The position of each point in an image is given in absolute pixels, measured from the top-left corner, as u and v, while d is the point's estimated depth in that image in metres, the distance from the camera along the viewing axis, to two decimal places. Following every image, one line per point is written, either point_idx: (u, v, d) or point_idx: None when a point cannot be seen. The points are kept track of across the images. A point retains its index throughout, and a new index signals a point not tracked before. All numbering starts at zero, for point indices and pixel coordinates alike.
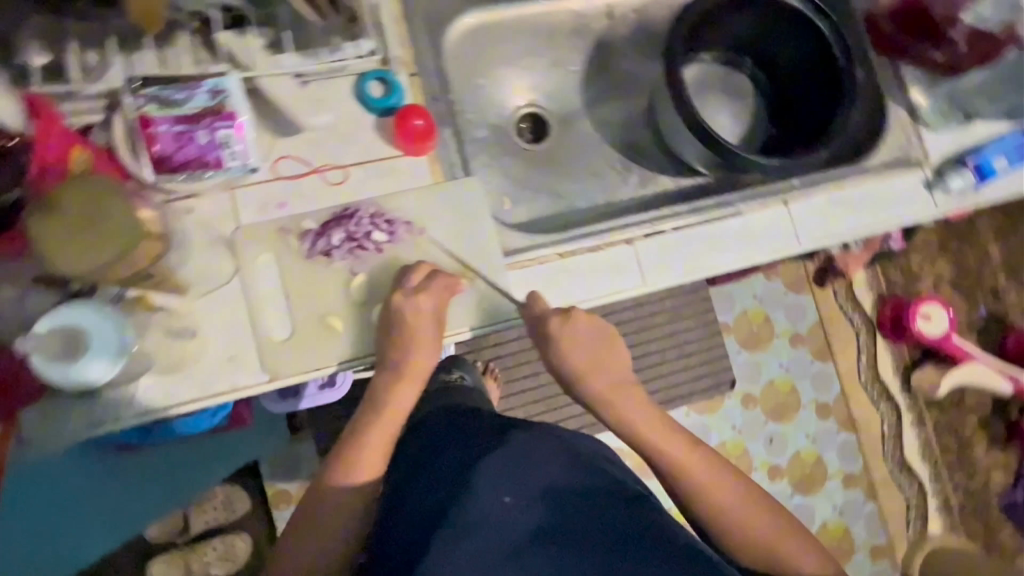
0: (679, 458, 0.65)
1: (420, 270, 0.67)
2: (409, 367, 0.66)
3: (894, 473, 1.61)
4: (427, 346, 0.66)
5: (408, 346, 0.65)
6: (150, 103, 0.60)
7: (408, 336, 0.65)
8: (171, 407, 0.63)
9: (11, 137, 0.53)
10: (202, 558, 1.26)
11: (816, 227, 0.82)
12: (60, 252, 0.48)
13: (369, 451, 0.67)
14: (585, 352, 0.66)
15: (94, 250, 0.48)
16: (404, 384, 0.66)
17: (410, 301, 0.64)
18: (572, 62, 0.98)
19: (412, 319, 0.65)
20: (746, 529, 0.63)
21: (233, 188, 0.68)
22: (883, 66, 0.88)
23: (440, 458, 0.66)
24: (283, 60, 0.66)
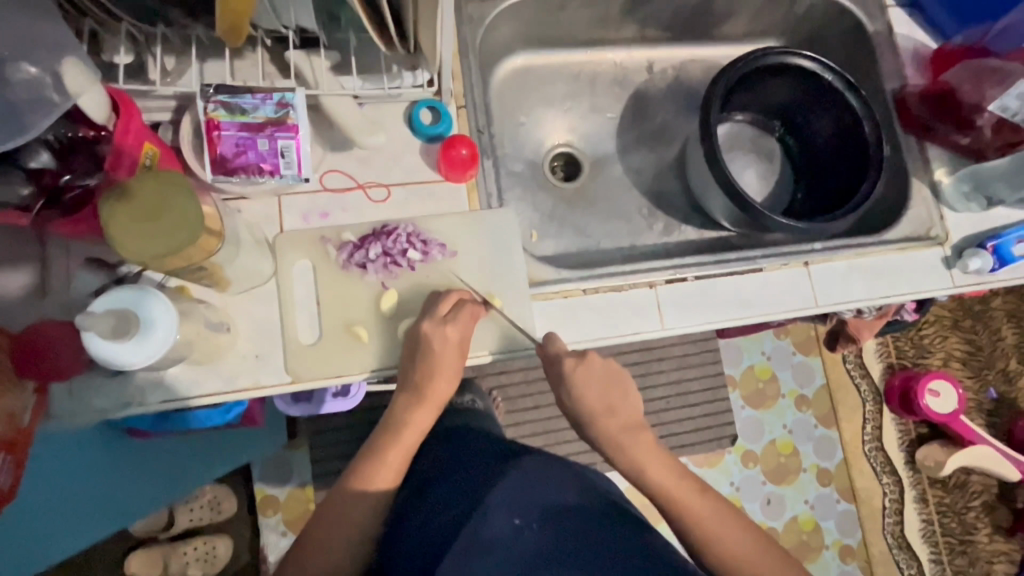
0: (685, 502, 0.65)
1: (451, 299, 0.69)
2: (430, 390, 0.67)
3: (894, 551, 1.57)
4: (450, 371, 0.67)
5: (428, 366, 0.66)
6: (220, 108, 0.64)
7: (432, 361, 0.66)
8: (193, 398, 0.65)
9: (98, 130, 0.56)
10: (181, 558, 1.26)
11: (836, 292, 0.84)
12: (132, 238, 0.49)
13: (383, 469, 0.67)
14: (598, 393, 0.68)
15: (165, 237, 0.50)
16: (422, 407, 0.67)
17: (439, 330, 0.66)
18: (611, 109, 1.03)
19: (439, 345, 0.66)
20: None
21: (281, 195, 0.72)
22: (909, 145, 0.91)
23: (447, 484, 0.68)
24: (347, 82, 0.70)
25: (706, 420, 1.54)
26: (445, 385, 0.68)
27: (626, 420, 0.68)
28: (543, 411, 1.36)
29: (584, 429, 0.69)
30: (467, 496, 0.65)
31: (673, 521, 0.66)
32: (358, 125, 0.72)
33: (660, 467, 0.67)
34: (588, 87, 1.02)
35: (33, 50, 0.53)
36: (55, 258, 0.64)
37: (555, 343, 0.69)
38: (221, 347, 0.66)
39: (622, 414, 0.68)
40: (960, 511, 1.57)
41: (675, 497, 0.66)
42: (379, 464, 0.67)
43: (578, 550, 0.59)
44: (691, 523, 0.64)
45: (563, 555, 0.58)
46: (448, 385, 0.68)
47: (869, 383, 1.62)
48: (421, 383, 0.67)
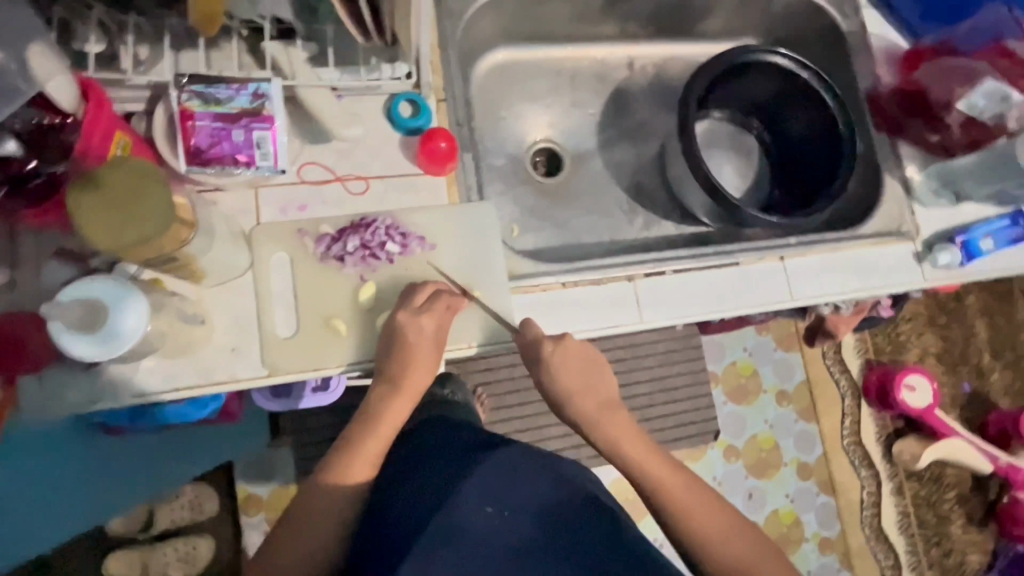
0: (660, 479, 0.66)
1: (427, 290, 0.69)
2: (406, 380, 0.67)
3: (872, 542, 1.60)
4: (426, 362, 0.67)
5: (405, 357, 0.67)
6: (194, 99, 0.63)
7: (408, 351, 0.67)
8: (167, 392, 0.65)
9: (65, 116, 0.55)
10: (162, 558, 1.24)
11: (810, 285, 0.85)
12: (102, 229, 0.49)
13: (358, 461, 0.67)
14: (574, 376, 0.68)
15: (135, 228, 0.49)
16: (398, 397, 0.67)
17: (415, 321, 0.66)
18: (592, 105, 1.04)
19: (415, 336, 0.67)
20: (728, 552, 0.62)
21: (258, 187, 0.71)
22: (882, 142, 0.93)
23: (424, 471, 0.69)
24: (323, 73, 0.70)
25: (688, 415, 1.56)
26: (422, 376, 0.68)
27: (601, 399, 0.69)
28: (527, 407, 1.36)
29: (561, 411, 0.70)
30: (444, 483, 0.66)
31: (649, 497, 0.66)
32: (336, 117, 0.71)
33: (637, 446, 0.68)
34: (569, 83, 1.03)
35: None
36: (23, 250, 0.63)
37: (531, 326, 0.70)
38: (195, 340, 0.65)
39: (598, 392, 0.69)
40: (935, 503, 1.62)
41: (652, 472, 0.66)
42: (356, 454, 0.67)
43: (551, 539, 0.61)
44: (664, 498, 0.65)
45: (536, 545, 0.61)
46: (424, 376, 0.68)
47: (847, 378, 1.65)
48: (398, 373, 0.67)
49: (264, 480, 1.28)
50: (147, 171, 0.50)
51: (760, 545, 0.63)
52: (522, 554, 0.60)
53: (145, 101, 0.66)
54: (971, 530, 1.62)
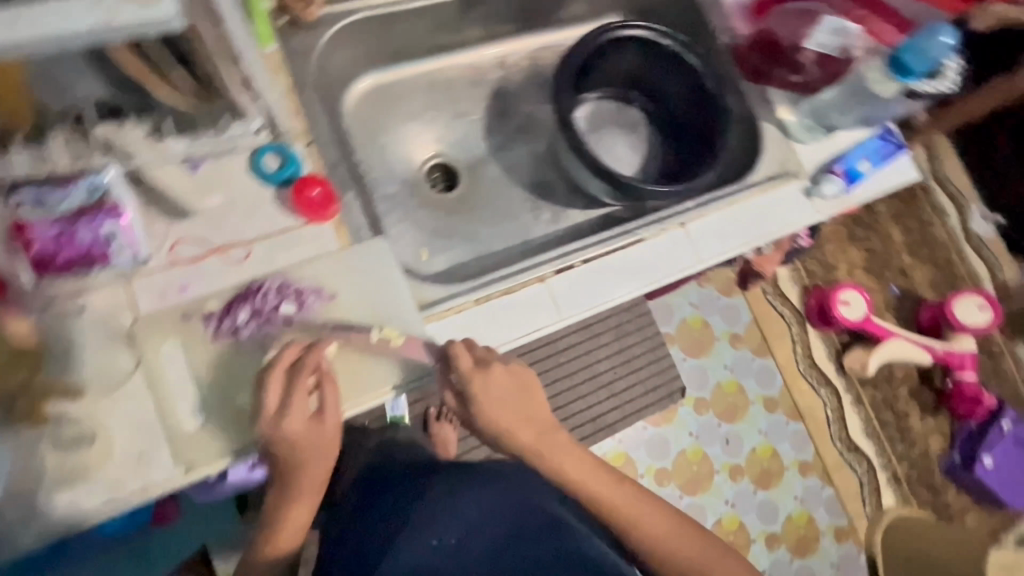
0: (601, 493, 0.69)
1: (290, 363, 0.63)
2: (305, 469, 0.66)
3: (846, 455, 1.69)
4: (323, 449, 0.65)
5: (302, 443, 0.63)
6: (27, 207, 0.60)
7: (295, 449, 0.63)
8: (76, 521, 0.60)
9: None
10: None
11: (716, 243, 0.88)
12: None
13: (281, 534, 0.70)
14: (504, 408, 0.68)
15: None
16: (304, 493, 0.68)
17: (287, 413, 0.62)
18: (474, 110, 1.02)
19: (291, 432, 0.62)
20: (671, 554, 0.68)
21: (129, 279, 0.67)
22: (752, 91, 0.96)
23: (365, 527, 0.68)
24: (170, 147, 0.66)
25: (649, 380, 1.59)
26: (320, 460, 0.66)
27: (540, 424, 0.70)
28: None
29: (500, 444, 0.70)
30: (388, 530, 0.65)
31: (596, 509, 0.69)
32: (188, 190, 0.69)
33: (574, 462, 0.70)
34: (447, 94, 1.01)
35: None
36: None
37: (459, 356, 0.67)
38: (95, 458, 0.61)
39: (534, 421, 0.70)
40: (892, 402, 1.70)
41: (589, 489, 0.69)
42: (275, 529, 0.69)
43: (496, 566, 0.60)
44: (613, 515, 0.69)
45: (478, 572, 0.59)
46: (323, 461, 0.66)
47: (791, 308, 1.73)
48: (292, 464, 0.65)
49: None
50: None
51: (693, 538, 0.69)
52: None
53: None
54: (928, 420, 1.69)
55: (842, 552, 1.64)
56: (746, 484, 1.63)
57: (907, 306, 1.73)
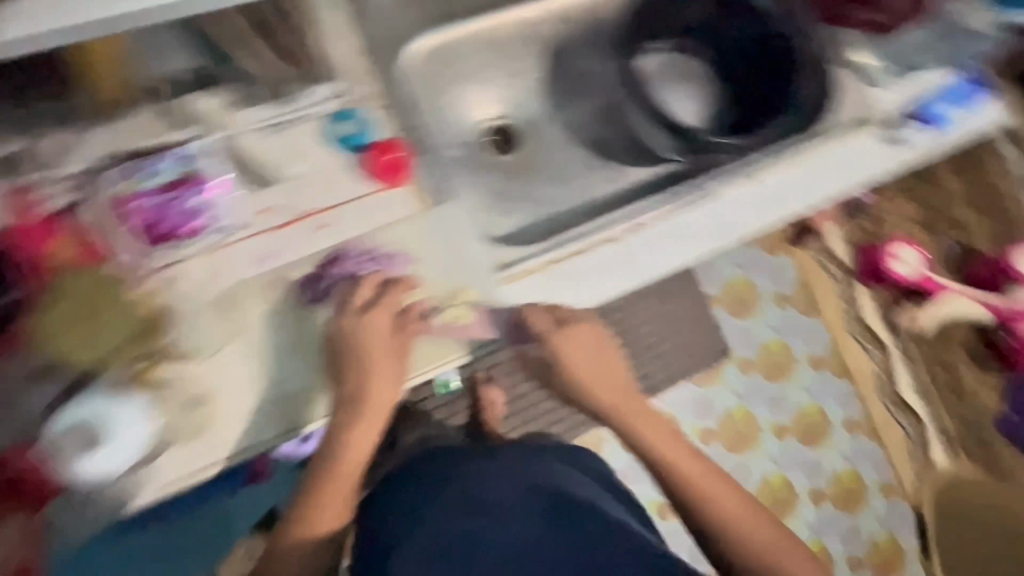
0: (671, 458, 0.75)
1: (373, 280, 0.69)
2: (367, 399, 0.69)
3: (894, 412, 1.63)
4: (387, 364, 0.69)
5: (367, 363, 0.67)
6: (134, 179, 0.63)
7: (364, 356, 0.67)
8: (197, 475, 0.64)
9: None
10: None
11: (793, 195, 0.84)
12: (67, 335, 0.60)
13: (318, 512, 0.71)
14: (580, 359, 0.75)
15: (101, 331, 0.61)
16: (365, 418, 0.70)
17: (363, 321, 0.67)
18: (532, 69, 1.00)
19: (366, 334, 0.67)
20: (733, 528, 0.70)
21: (215, 251, 0.65)
22: (826, 34, 0.92)
23: (434, 496, 0.72)
24: (253, 117, 0.70)
25: (697, 343, 1.59)
26: (390, 370, 0.69)
27: (616, 387, 0.77)
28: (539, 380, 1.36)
29: (581, 403, 0.78)
30: (448, 498, 0.72)
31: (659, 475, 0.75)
32: (280, 158, 0.69)
33: (648, 427, 0.76)
34: (505, 52, 0.98)
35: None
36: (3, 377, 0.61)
37: (528, 314, 0.72)
38: (212, 417, 0.65)
39: (613, 380, 0.77)
40: (944, 360, 1.70)
41: (658, 450, 0.75)
42: (329, 485, 0.72)
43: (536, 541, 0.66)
44: (686, 481, 0.73)
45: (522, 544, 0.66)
46: (388, 386, 0.69)
47: None
48: (359, 389, 0.68)
49: None
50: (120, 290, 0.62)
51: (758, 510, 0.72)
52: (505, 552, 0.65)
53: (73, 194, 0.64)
54: None
55: (885, 505, 1.64)
56: (792, 442, 1.62)
57: None
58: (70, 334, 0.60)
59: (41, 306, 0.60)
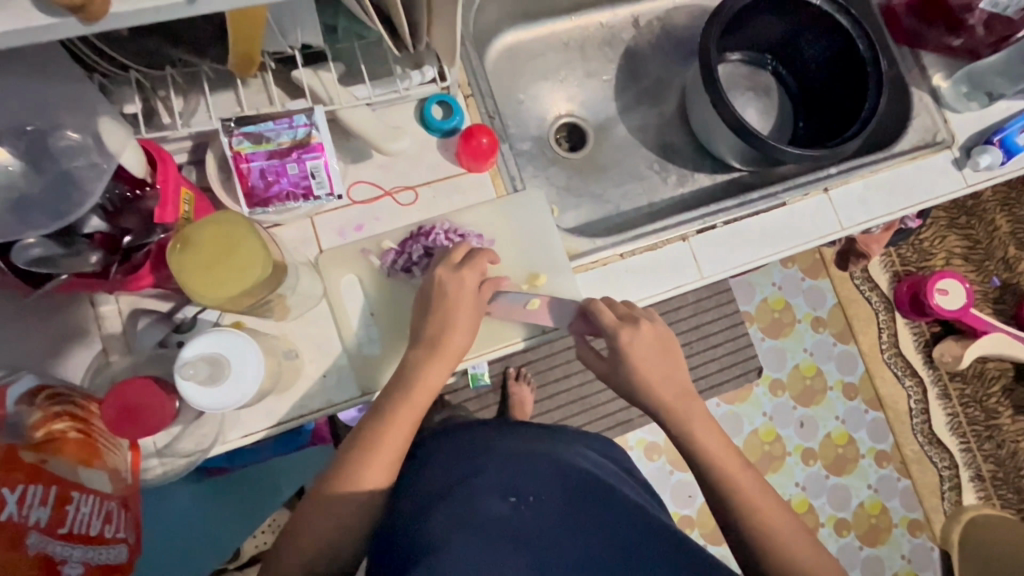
0: (718, 461, 0.65)
1: (462, 248, 0.70)
2: (445, 344, 0.64)
3: (927, 447, 1.57)
4: (466, 323, 0.66)
5: (445, 319, 0.65)
6: (244, 141, 0.63)
7: (449, 308, 0.65)
8: (271, 428, 0.67)
9: (140, 185, 0.53)
10: None
11: (855, 211, 0.86)
12: (200, 282, 0.50)
13: (371, 465, 0.60)
14: (652, 367, 0.68)
15: (231, 278, 0.50)
16: (435, 361, 0.64)
17: (454, 276, 0.67)
18: (605, 71, 1.03)
19: (455, 290, 0.66)
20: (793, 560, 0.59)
21: (314, 216, 0.72)
22: (903, 56, 0.93)
23: (456, 466, 0.64)
24: (358, 91, 0.69)
25: (729, 359, 1.50)
26: (463, 340, 0.65)
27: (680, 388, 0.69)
28: (574, 379, 1.35)
29: (634, 398, 0.70)
30: (468, 467, 0.63)
31: (705, 483, 0.66)
32: (382, 133, 0.71)
33: (700, 425, 0.68)
34: (579, 53, 1.02)
35: (51, 112, 0.49)
36: (109, 318, 0.65)
37: (601, 310, 0.70)
38: (292, 373, 0.67)
39: (676, 383, 0.69)
40: (982, 399, 1.57)
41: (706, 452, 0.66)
42: (380, 444, 0.61)
43: (579, 539, 0.54)
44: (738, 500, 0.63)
45: (559, 537, 0.54)
46: (464, 340, 0.65)
47: (878, 293, 1.60)
48: (438, 334, 0.65)
49: None
50: (255, 230, 0.51)
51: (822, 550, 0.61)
52: (544, 557, 0.52)
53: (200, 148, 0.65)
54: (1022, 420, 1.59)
55: (914, 544, 1.55)
56: (819, 468, 1.54)
57: (1007, 300, 1.55)
58: (214, 273, 0.50)
59: (180, 242, 0.50)
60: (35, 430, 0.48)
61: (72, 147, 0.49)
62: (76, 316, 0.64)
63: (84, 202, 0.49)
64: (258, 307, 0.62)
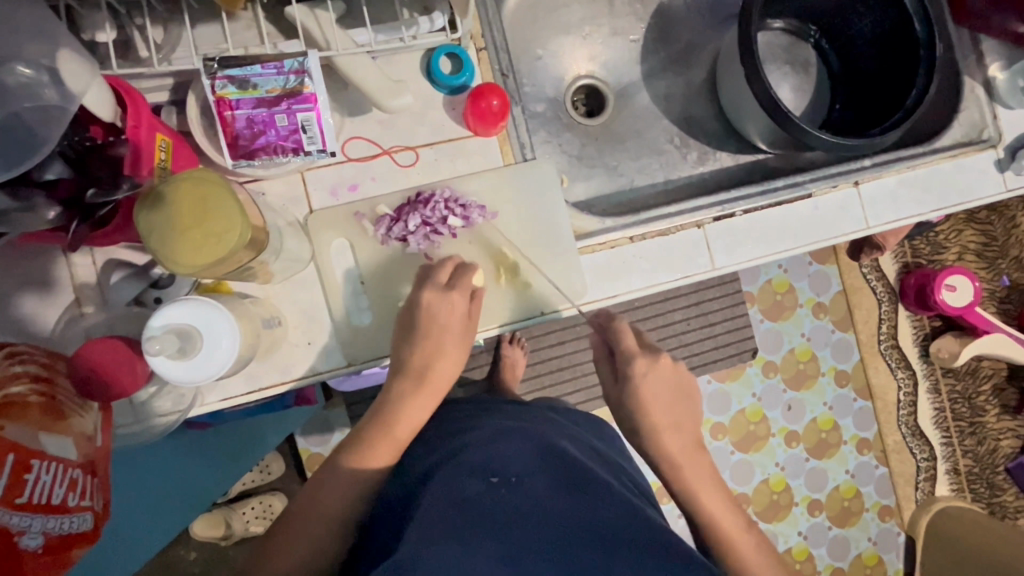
0: (672, 454, 0.68)
1: (448, 267, 0.66)
2: (431, 375, 0.62)
3: (909, 439, 1.58)
4: (453, 351, 0.63)
5: (433, 351, 0.62)
6: (229, 85, 0.57)
7: (438, 336, 0.62)
8: (250, 394, 0.64)
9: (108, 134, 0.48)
10: (241, 517, 1.26)
11: (886, 208, 0.82)
12: (179, 249, 0.45)
13: (373, 454, 0.61)
14: (660, 404, 0.68)
15: (214, 241, 0.46)
16: (422, 393, 0.62)
17: (444, 301, 0.63)
18: (633, 30, 0.94)
19: (445, 316, 0.63)
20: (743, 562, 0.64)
21: (304, 171, 0.67)
22: (961, 39, 0.85)
23: (443, 450, 0.64)
24: (358, 35, 0.62)
25: (726, 338, 1.47)
26: (448, 369, 0.63)
27: (683, 435, 0.69)
28: (566, 347, 1.33)
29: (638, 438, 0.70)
30: (449, 455, 0.62)
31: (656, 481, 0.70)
32: (382, 87, 0.64)
33: (663, 415, 0.68)
34: (606, 7, 0.92)
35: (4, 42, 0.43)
36: (82, 269, 0.62)
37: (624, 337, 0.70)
38: (276, 339, 0.64)
39: (683, 427, 0.69)
40: (971, 396, 1.52)
41: (665, 445, 0.68)
42: (378, 440, 0.61)
43: (566, 510, 0.53)
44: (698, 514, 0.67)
45: (544, 510, 0.53)
46: (449, 369, 0.63)
47: (885, 284, 1.54)
48: (424, 366, 0.62)
49: (325, 439, 1.27)
50: (234, 197, 0.46)
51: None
52: (527, 531, 0.50)
53: (193, 99, 0.60)
54: (1006, 420, 1.51)
55: (881, 528, 1.59)
56: (800, 451, 1.55)
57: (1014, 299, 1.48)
58: (194, 240, 0.45)
59: (151, 199, 0.46)
60: None
61: (26, 83, 0.44)
62: (47, 260, 0.61)
63: (43, 147, 0.44)
64: (242, 272, 0.58)
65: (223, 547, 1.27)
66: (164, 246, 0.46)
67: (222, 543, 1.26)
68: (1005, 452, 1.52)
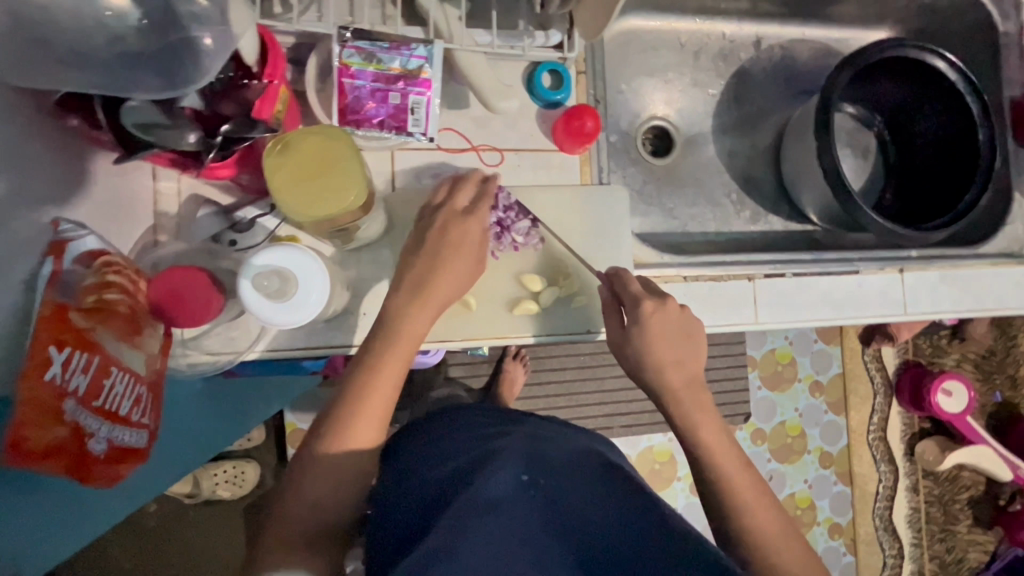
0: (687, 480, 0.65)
1: (442, 198, 0.62)
2: (420, 309, 0.58)
3: (880, 532, 1.56)
4: (445, 285, 0.59)
5: (424, 280, 0.59)
6: (355, 55, 0.60)
7: (429, 271, 0.59)
8: (296, 350, 0.65)
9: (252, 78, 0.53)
10: (211, 479, 1.24)
11: (924, 298, 0.85)
12: (309, 202, 0.49)
13: (361, 421, 0.56)
14: (667, 345, 0.65)
15: (342, 193, 0.49)
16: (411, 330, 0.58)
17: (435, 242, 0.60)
18: (712, 85, 0.98)
19: (439, 258, 0.59)
20: None
21: (394, 149, 0.69)
22: (1018, 159, 0.90)
23: (473, 448, 0.63)
24: (478, 35, 0.66)
25: (723, 396, 1.49)
26: (441, 306, 0.59)
27: (695, 379, 0.65)
28: (568, 373, 1.31)
29: (641, 377, 0.66)
30: (485, 451, 0.61)
31: None
32: (491, 90, 0.65)
33: (671, 353, 0.65)
34: (692, 59, 0.97)
35: None
36: (164, 197, 0.64)
37: (629, 282, 0.67)
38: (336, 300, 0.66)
39: (688, 368, 0.65)
40: (947, 502, 1.53)
41: (667, 378, 0.64)
42: (365, 391, 0.57)
43: (583, 513, 0.53)
44: None
45: (568, 511, 0.53)
46: (445, 301, 0.59)
47: (883, 375, 1.55)
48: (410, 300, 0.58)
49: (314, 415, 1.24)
50: (358, 153, 0.50)
51: None
52: (550, 538, 0.50)
53: (316, 62, 0.63)
54: (977, 533, 1.53)
55: None
56: None
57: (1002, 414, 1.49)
58: (323, 193, 0.49)
59: (278, 146, 0.49)
60: (87, 294, 0.49)
61: (197, 13, 0.46)
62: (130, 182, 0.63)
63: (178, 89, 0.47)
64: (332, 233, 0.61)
65: (184, 503, 1.26)
66: (294, 200, 0.48)
67: (186, 500, 1.25)
68: (972, 564, 1.53)
